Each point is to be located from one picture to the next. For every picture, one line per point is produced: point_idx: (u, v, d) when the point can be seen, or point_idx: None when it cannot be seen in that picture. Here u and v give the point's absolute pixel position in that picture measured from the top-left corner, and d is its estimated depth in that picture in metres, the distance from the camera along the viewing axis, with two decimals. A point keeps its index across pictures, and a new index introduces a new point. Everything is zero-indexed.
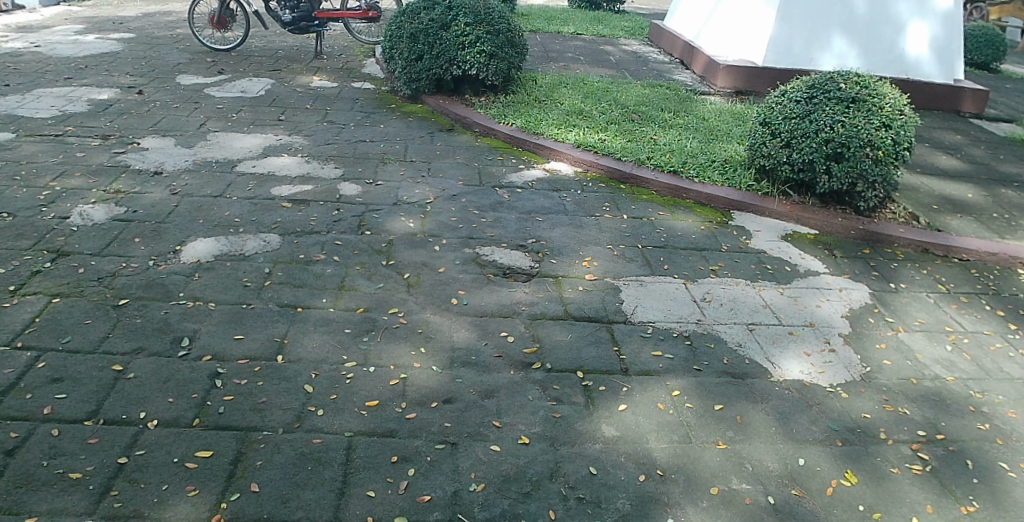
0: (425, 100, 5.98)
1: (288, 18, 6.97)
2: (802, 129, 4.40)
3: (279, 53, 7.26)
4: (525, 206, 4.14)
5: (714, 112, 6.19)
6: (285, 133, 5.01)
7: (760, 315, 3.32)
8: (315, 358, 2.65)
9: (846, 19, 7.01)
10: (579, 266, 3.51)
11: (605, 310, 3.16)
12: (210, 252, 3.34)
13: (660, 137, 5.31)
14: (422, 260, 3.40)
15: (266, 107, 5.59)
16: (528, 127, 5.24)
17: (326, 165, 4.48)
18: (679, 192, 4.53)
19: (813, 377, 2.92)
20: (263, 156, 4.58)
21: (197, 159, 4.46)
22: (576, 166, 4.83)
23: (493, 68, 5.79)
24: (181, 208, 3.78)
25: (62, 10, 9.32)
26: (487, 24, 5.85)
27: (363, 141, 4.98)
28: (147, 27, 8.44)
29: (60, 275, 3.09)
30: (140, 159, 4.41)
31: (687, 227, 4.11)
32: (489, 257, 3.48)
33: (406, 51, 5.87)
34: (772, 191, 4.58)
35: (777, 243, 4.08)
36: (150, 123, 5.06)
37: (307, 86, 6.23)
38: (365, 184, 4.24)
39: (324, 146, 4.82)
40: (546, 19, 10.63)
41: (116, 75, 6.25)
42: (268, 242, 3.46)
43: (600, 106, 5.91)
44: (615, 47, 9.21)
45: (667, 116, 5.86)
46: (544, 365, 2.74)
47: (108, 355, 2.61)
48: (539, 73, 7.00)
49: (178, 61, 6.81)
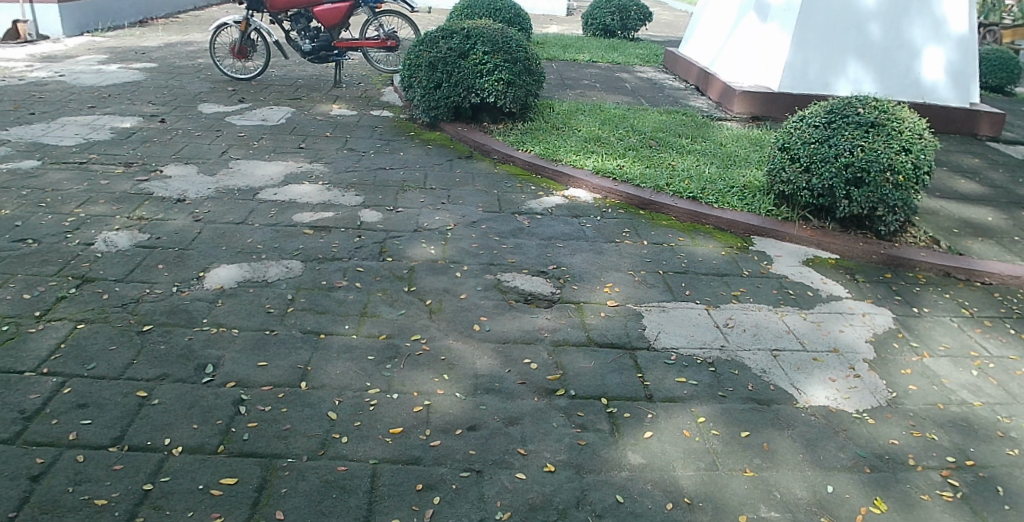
0: (444, 128, 6.05)
1: (308, 47, 7.09)
2: (821, 154, 4.39)
3: (299, 82, 7.37)
4: (545, 232, 4.15)
5: (731, 138, 6.22)
6: (306, 160, 5.05)
7: (784, 340, 3.29)
8: (339, 385, 2.64)
9: (861, 45, 7.13)
10: (600, 291, 3.50)
11: (628, 336, 3.14)
12: (233, 278, 3.37)
13: (678, 163, 5.33)
14: (444, 286, 3.41)
15: (286, 134, 5.67)
16: (547, 154, 5.27)
17: (347, 192, 4.51)
18: (699, 218, 4.52)
19: (839, 403, 2.89)
20: (285, 183, 4.62)
21: (219, 186, 4.51)
22: (595, 193, 4.83)
23: (510, 96, 5.86)
24: (204, 234, 3.82)
25: (85, 40, 9.54)
26: (504, 52, 5.92)
27: (383, 168, 5.02)
28: (169, 57, 8.61)
29: (86, 302, 3.12)
30: (163, 187, 4.46)
31: (707, 252, 4.10)
32: (510, 283, 3.48)
33: (425, 80, 5.97)
34: (792, 216, 4.56)
35: (799, 268, 4.06)
36: (173, 151, 5.13)
37: (327, 114, 6.31)
38: (386, 210, 4.26)
39: (344, 173, 4.86)
40: (561, 47, 10.74)
41: (139, 103, 6.35)
42: (290, 269, 3.48)
43: (618, 132, 5.94)
44: (630, 74, 9.27)
45: (685, 143, 5.88)
46: (568, 392, 2.72)
47: (133, 381, 2.62)
48: (556, 100, 7.04)
49: (199, 90, 6.93)
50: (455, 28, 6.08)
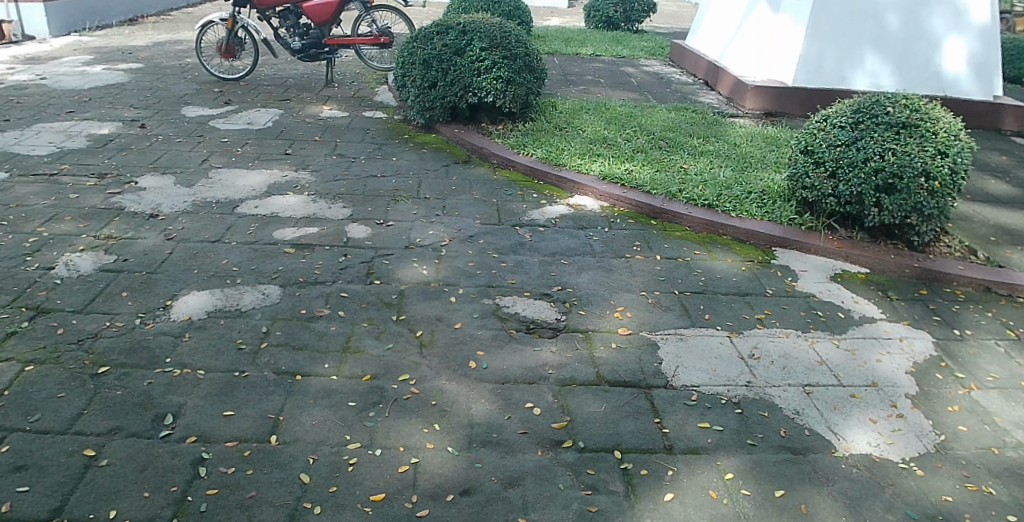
0: (440, 129, 5.70)
1: (298, 45, 6.76)
2: (848, 158, 4.02)
3: (289, 82, 7.02)
4: (549, 247, 3.81)
5: (745, 137, 5.86)
6: (292, 168, 4.72)
7: (816, 374, 2.95)
8: (314, 440, 2.31)
9: (878, 36, 6.78)
10: (611, 317, 3.16)
11: (642, 372, 2.80)
12: (204, 307, 3.04)
13: (691, 167, 4.97)
14: (437, 314, 3.07)
15: (273, 139, 5.34)
16: (549, 158, 4.91)
17: (334, 204, 4.18)
18: (715, 228, 4.16)
19: (883, 450, 2.54)
20: (268, 194, 4.28)
21: (197, 199, 4.18)
22: (602, 201, 4.48)
23: (510, 94, 5.50)
24: (175, 256, 3.49)
25: (71, 40, 9.22)
26: (503, 48, 5.57)
27: (374, 176, 4.68)
28: (156, 57, 8.26)
29: (38, 338, 2.79)
30: (136, 201, 4.13)
31: (726, 268, 3.75)
32: (510, 309, 3.14)
33: (419, 79, 5.63)
34: (816, 224, 4.20)
35: (827, 286, 3.72)
36: (151, 160, 4.80)
37: (317, 116, 5.97)
38: (375, 224, 3.93)
39: (332, 182, 4.53)
40: (563, 41, 10.36)
41: (120, 107, 6.02)
42: (267, 295, 3.15)
43: (625, 133, 5.58)
44: (636, 68, 8.89)
45: (696, 144, 5.51)
46: (575, 444, 2.39)
47: (80, 436, 2.30)
48: (559, 98, 6.69)
49: (184, 92, 6.60)
50: (451, 23, 5.74)
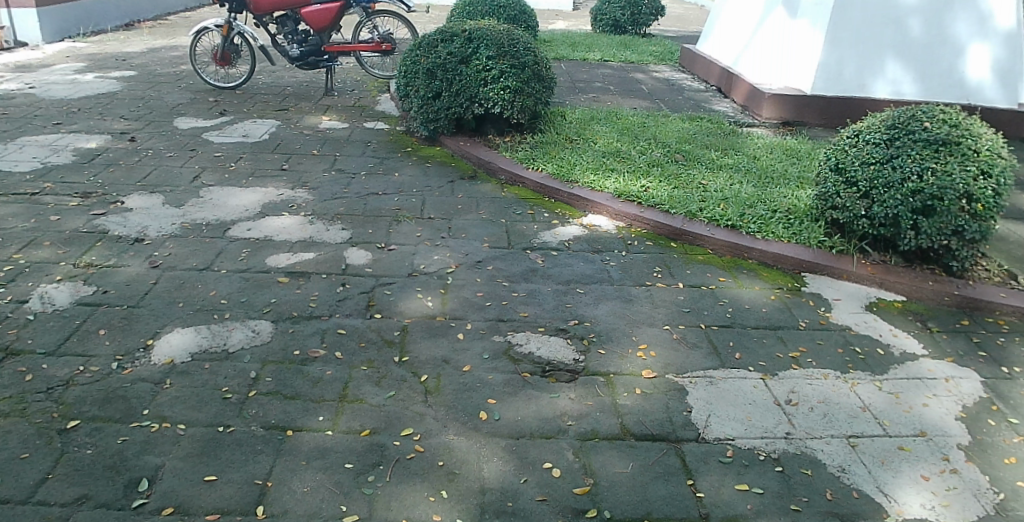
0: (444, 142, 5.44)
1: (296, 52, 6.52)
2: (884, 178, 3.74)
3: (288, 90, 6.78)
4: (563, 273, 3.53)
5: (763, 150, 5.59)
6: (288, 186, 4.46)
7: (860, 422, 2.68)
8: (305, 512, 2.04)
9: (899, 42, 6.49)
10: (633, 357, 2.89)
11: (670, 424, 2.53)
12: (187, 348, 2.79)
13: (710, 183, 4.70)
14: (443, 355, 2.80)
15: (269, 153, 5.08)
16: (561, 173, 4.64)
17: (333, 226, 3.91)
18: (740, 252, 3.90)
19: (940, 515, 2.27)
20: (261, 215, 4.02)
21: (186, 221, 3.92)
22: (618, 220, 4.21)
23: (518, 105, 5.23)
24: (159, 287, 3.23)
25: (65, 47, 8.97)
26: (510, 56, 5.29)
27: (375, 194, 4.42)
28: (151, 64, 8.01)
29: (3, 386, 2.52)
30: (121, 223, 3.87)
31: (754, 297, 3.48)
32: (523, 349, 2.87)
33: (422, 89, 5.36)
34: (847, 247, 3.93)
35: (863, 317, 3.45)
36: (139, 177, 4.54)
37: (316, 128, 5.72)
38: (376, 249, 3.66)
39: (330, 201, 4.26)
40: (570, 45, 10.10)
41: (110, 118, 5.77)
42: (257, 333, 2.89)
43: (639, 145, 5.30)
44: (645, 74, 8.62)
45: (714, 156, 5.23)
46: (600, 513, 2.12)
47: (42, 508, 2.03)
48: (567, 107, 6.42)
49: (178, 101, 6.34)
50: (456, 30, 5.48)
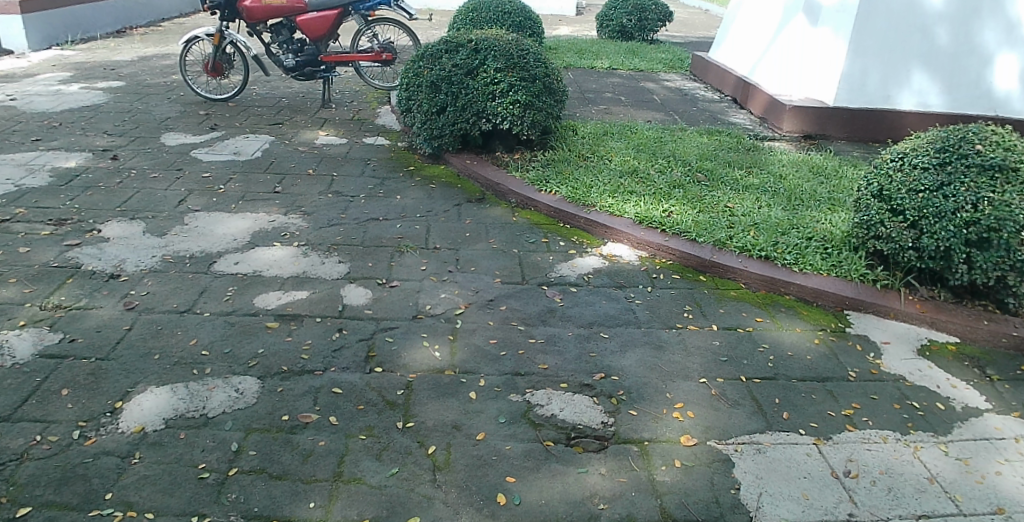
0: (449, 160, 5.10)
1: (292, 62, 6.20)
2: (935, 206, 3.39)
3: (283, 102, 6.45)
4: (584, 314, 3.19)
5: (789, 167, 5.25)
6: (281, 211, 4.12)
7: (930, 498, 2.33)
8: None
9: (926, 51, 6.15)
10: (669, 419, 2.54)
11: (717, 505, 2.18)
12: (161, 413, 2.45)
13: (737, 206, 4.35)
14: (453, 419, 2.45)
15: (261, 173, 4.74)
16: (575, 196, 4.29)
17: (328, 258, 3.57)
18: (776, 287, 3.56)
19: None
20: (251, 245, 3.68)
21: (167, 253, 3.58)
22: (640, 250, 3.86)
23: (528, 120, 4.89)
24: (133, 334, 2.89)
25: (52, 55, 8.63)
26: (520, 68, 4.97)
27: (375, 220, 4.08)
28: (140, 73, 7.68)
29: None
30: (96, 255, 3.53)
31: (796, 342, 3.14)
32: (544, 410, 2.52)
33: (426, 103, 5.03)
34: (892, 281, 3.58)
35: (916, 363, 3.10)
36: (119, 201, 4.19)
37: (312, 144, 5.38)
38: (376, 285, 3.32)
39: (327, 228, 3.92)
40: (577, 52, 9.77)
41: (93, 134, 5.43)
42: (241, 393, 2.55)
43: (657, 163, 4.96)
44: (657, 83, 8.28)
45: (738, 176, 4.88)
46: None
47: None
48: (578, 120, 6.09)
49: (166, 115, 6.01)
50: (461, 41, 5.17)
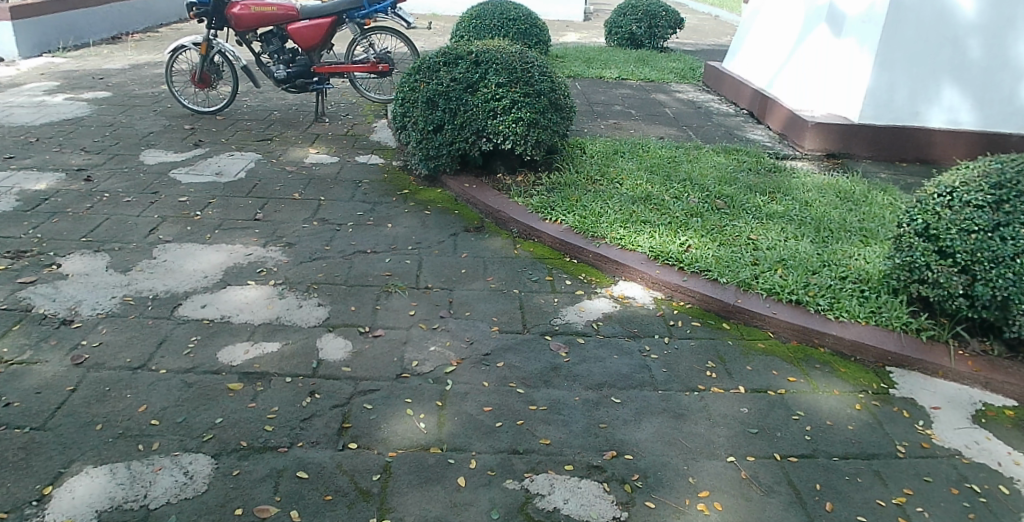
0: (446, 182, 4.72)
1: (282, 74, 5.85)
2: (990, 251, 3.00)
3: (273, 116, 6.11)
4: (593, 372, 2.80)
5: (814, 192, 4.85)
6: (261, 243, 3.75)
7: None
8: None
9: (958, 65, 5.74)
10: (692, 514, 2.16)
11: None
12: (93, 502, 2.08)
13: (761, 238, 3.96)
14: (437, 515, 2.07)
15: (243, 196, 4.39)
16: (583, 226, 3.91)
17: (307, 300, 3.20)
18: (808, 338, 3.18)
19: None
20: (222, 284, 3.32)
21: (129, 293, 3.21)
22: (655, 291, 3.48)
23: (532, 140, 4.51)
24: (76, 397, 2.52)
25: (42, 62, 8.32)
26: (523, 83, 4.59)
27: (362, 253, 3.71)
28: (129, 83, 7.34)
29: None
30: (49, 295, 3.17)
31: (836, 409, 2.78)
32: (545, 503, 2.14)
33: (421, 120, 4.66)
34: (939, 332, 3.20)
35: (973, 434, 2.71)
36: (85, 230, 3.84)
37: (301, 162, 5.03)
38: (358, 335, 2.94)
39: (308, 263, 3.55)
40: (585, 61, 9.41)
41: (69, 151, 5.08)
42: (191, 477, 2.17)
43: (672, 187, 4.57)
44: (669, 95, 7.89)
45: (760, 202, 4.49)
46: None
47: None
48: (587, 137, 5.72)
49: (149, 129, 5.66)
50: (460, 53, 4.80)
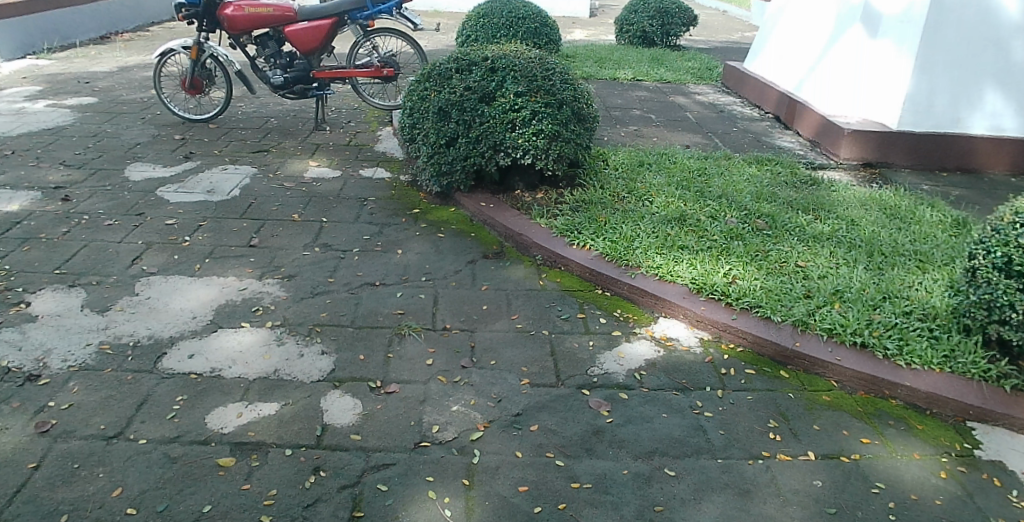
0: (459, 200, 4.34)
1: (280, 79, 5.47)
2: None
3: (270, 124, 5.72)
4: (641, 436, 2.42)
5: (858, 208, 4.47)
6: (256, 274, 3.37)
7: None
8: None
9: (1002, 68, 5.37)
10: None
11: None
12: None
13: (812, 264, 3.58)
14: None
15: (237, 218, 4.00)
16: (615, 253, 3.52)
17: (309, 346, 2.82)
18: (878, 387, 2.80)
19: None
20: (212, 326, 2.94)
21: (107, 340, 2.83)
22: (701, 331, 3.11)
23: (554, 154, 4.12)
24: (38, 477, 2.14)
25: (26, 65, 7.91)
26: (544, 92, 4.21)
27: (370, 285, 3.33)
28: (117, 88, 6.94)
29: None
30: (15, 343, 2.79)
31: (920, 478, 2.39)
32: None
33: (432, 133, 4.27)
34: None
35: None
36: (61, 260, 3.46)
37: (300, 177, 4.64)
38: (368, 391, 2.56)
39: (310, 299, 3.17)
40: (596, 60, 9.02)
41: (48, 166, 4.69)
42: None
43: (708, 205, 4.19)
44: (688, 98, 7.49)
45: (804, 221, 4.10)
46: None
47: None
48: (608, 147, 5.34)
49: (137, 140, 5.27)
50: (475, 60, 4.43)
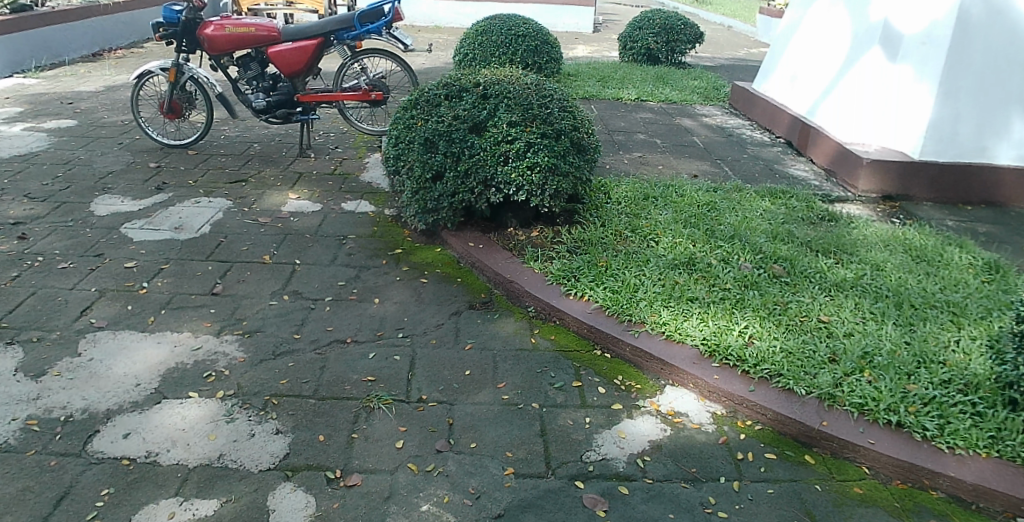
0: (447, 239, 3.98)
1: (261, 103, 5.11)
2: None
3: (252, 150, 5.40)
4: None
5: (882, 249, 4.09)
6: (215, 330, 3.03)
7: None
8: None
9: None
10: None
11: None
12: None
13: (836, 319, 3.20)
14: None
15: (204, 259, 3.66)
16: (615, 306, 3.15)
17: (263, 424, 2.46)
18: (917, 477, 2.42)
19: None
20: (156, 396, 2.59)
21: (34, 413, 2.48)
22: (712, 405, 2.74)
23: (551, 190, 3.77)
24: None
25: (9, 84, 7.63)
26: (540, 122, 3.87)
27: (341, 343, 2.98)
28: (99, 109, 6.64)
29: None
30: None
31: None
32: None
33: (416, 165, 3.90)
34: None
35: None
36: (2, 311, 3.12)
37: (277, 211, 4.31)
38: (325, 484, 2.20)
39: (271, 361, 2.82)
40: (599, 79, 8.70)
41: (10, 197, 4.37)
42: None
43: (718, 247, 3.83)
44: (695, 120, 7.16)
45: (825, 266, 3.73)
46: None
47: None
48: (610, 177, 5.00)
49: (109, 168, 4.95)
50: (467, 87, 4.11)
